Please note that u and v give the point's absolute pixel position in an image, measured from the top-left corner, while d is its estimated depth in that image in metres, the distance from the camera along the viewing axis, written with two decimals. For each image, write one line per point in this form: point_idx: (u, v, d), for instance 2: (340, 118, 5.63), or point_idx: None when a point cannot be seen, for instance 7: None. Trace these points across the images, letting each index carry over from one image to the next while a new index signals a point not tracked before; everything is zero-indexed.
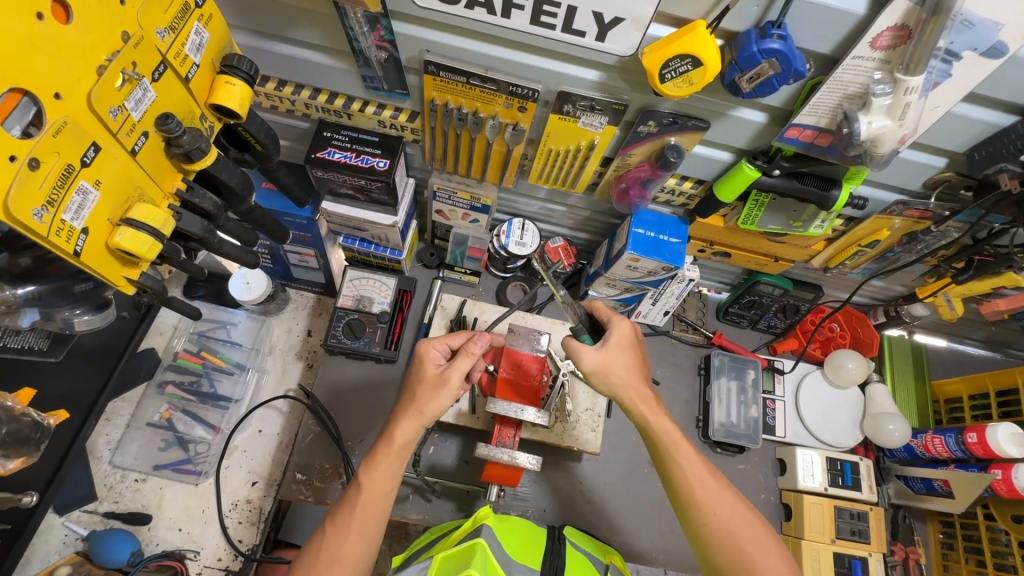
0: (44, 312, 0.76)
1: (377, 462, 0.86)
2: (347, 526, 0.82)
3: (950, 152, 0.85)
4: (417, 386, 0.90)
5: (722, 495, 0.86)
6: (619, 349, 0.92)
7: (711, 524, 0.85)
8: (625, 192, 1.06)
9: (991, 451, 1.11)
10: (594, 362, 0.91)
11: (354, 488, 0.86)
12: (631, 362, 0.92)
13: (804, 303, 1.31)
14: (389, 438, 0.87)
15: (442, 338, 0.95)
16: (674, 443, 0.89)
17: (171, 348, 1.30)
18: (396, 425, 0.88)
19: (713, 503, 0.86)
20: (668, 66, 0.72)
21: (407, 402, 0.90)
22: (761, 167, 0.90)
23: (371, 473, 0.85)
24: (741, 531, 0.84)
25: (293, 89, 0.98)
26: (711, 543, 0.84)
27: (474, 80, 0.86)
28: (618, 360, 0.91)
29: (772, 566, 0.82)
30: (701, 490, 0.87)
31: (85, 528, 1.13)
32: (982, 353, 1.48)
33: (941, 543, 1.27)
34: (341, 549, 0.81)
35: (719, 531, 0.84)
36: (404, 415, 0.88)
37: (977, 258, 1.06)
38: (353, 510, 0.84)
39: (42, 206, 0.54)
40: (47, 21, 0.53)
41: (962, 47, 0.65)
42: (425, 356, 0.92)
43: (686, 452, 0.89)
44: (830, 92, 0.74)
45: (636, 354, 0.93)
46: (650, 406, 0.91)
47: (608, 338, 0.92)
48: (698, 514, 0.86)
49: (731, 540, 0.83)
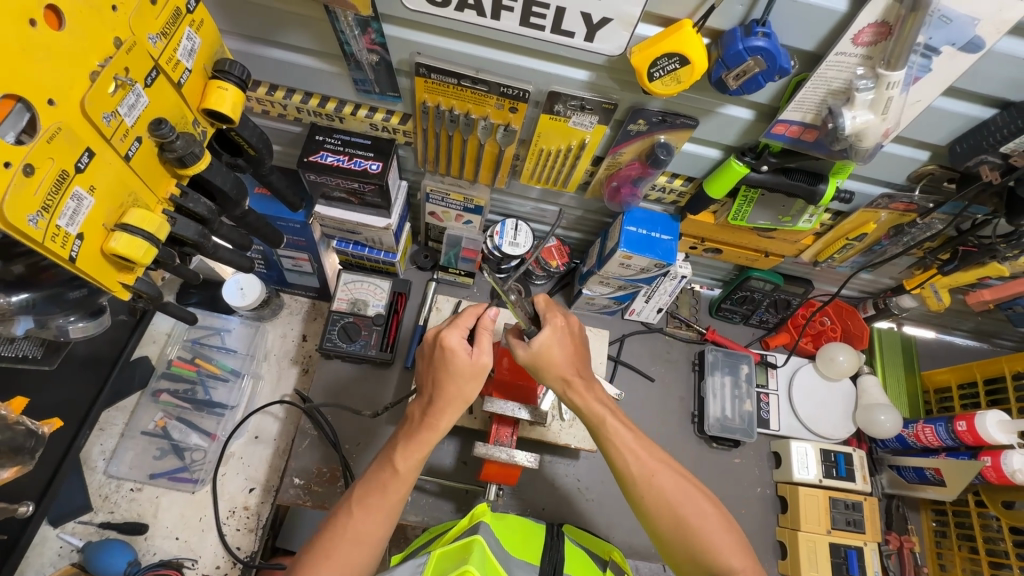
0: (38, 320, 0.76)
1: (418, 449, 0.86)
2: (377, 509, 0.83)
3: (933, 145, 0.86)
4: (453, 378, 0.86)
5: (654, 466, 0.87)
6: (553, 340, 0.90)
7: (649, 495, 0.86)
8: (617, 190, 1.08)
9: (981, 439, 1.13)
10: (526, 356, 0.90)
11: (387, 471, 0.85)
12: (565, 349, 0.91)
13: (795, 297, 1.33)
14: (432, 427, 0.87)
15: (455, 324, 0.88)
16: (607, 417, 0.91)
17: (165, 356, 1.30)
18: (439, 416, 0.87)
19: (647, 472, 0.86)
20: (656, 65, 0.73)
21: (447, 396, 0.86)
22: (750, 162, 0.92)
23: (411, 459, 0.85)
24: (678, 499, 0.85)
25: (285, 94, 0.99)
26: (653, 511, 0.85)
27: (465, 81, 0.87)
28: (548, 353, 0.90)
29: (710, 531, 0.83)
30: (636, 462, 0.87)
31: (80, 539, 1.12)
32: (969, 343, 1.50)
33: (934, 530, 1.29)
34: (370, 531, 0.81)
35: (658, 500, 0.85)
36: (446, 406, 0.87)
37: (962, 249, 1.08)
38: (386, 492, 0.84)
39: (37, 211, 0.54)
40: (40, 29, 0.53)
41: (941, 42, 0.67)
42: (454, 347, 0.85)
43: (617, 427, 0.90)
44: (814, 87, 0.75)
45: (572, 342, 0.93)
46: (580, 387, 0.92)
47: (544, 332, 0.89)
48: (638, 487, 0.86)
49: (670, 510, 0.84)
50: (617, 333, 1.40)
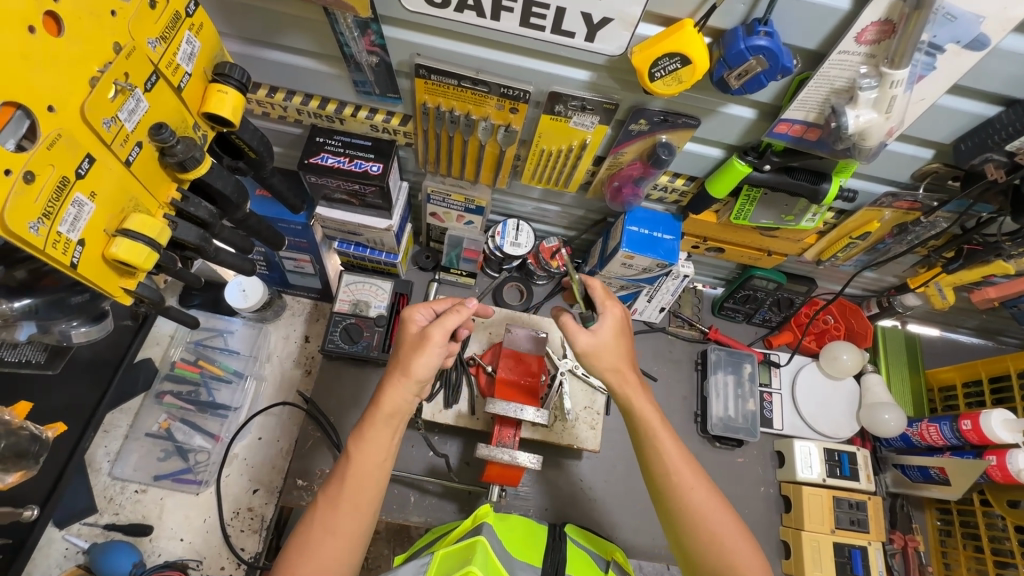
0: (41, 326, 0.76)
1: (367, 431, 0.85)
2: (338, 497, 0.81)
3: (937, 143, 0.86)
4: (405, 351, 0.89)
5: (693, 480, 0.85)
6: (615, 332, 0.92)
7: (683, 506, 0.83)
8: (618, 190, 1.07)
9: (985, 438, 1.12)
10: (588, 345, 0.90)
11: (343, 460, 0.85)
12: (623, 342, 0.93)
13: (798, 296, 1.32)
14: (377, 406, 0.86)
15: (426, 304, 0.96)
16: (654, 424, 0.89)
17: (169, 357, 1.30)
18: (384, 389, 0.87)
19: (686, 486, 0.84)
20: (657, 65, 0.72)
21: (394, 367, 0.89)
22: (752, 162, 0.91)
23: (361, 441, 0.84)
24: (713, 516, 0.82)
25: (285, 96, 0.99)
26: (683, 524, 0.83)
27: (465, 82, 0.86)
28: (607, 345, 0.91)
29: (741, 554, 0.79)
30: (676, 473, 0.85)
31: (86, 541, 1.13)
32: (974, 341, 1.49)
33: (939, 529, 1.28)
34: (336, 521, 0.80)
35: (692, 513, 0.83)
36: (390, 383, 0.87)
37: (967, 247, 1.07)
38: (344, 480, 0.82)
39: (38, 218, 0.54)
40: (39, 35, 0.53)
41: (946, 40, 0.66)
42: (409, 319, 0.92)
43: (662, 435, 0.88)
44: (817, 87, 0.75)
45: (628, 335, 0.95)
46: (634, 388, 0.91)
47: (606, 321, 0.92)
48: (673, 497, 0.85)
49: (702, 526, 0.82)
50: None
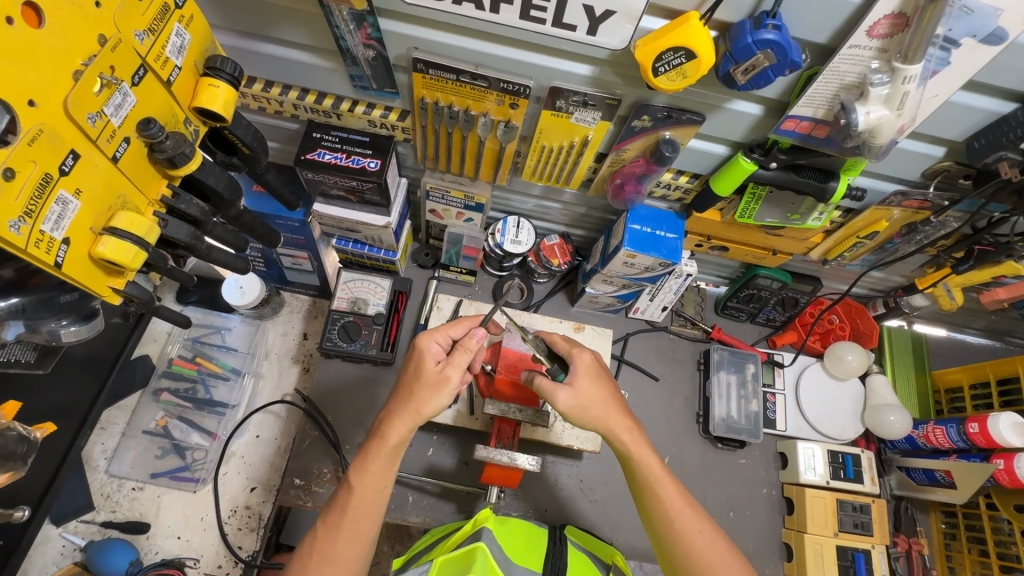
0: (31, 324, 0.75)
1: (369, 462, 0.83)
2: (339, 528, 0.80)
3: (949, 141, 0.83)
4: (415, 386, 0.86)
5: (699, 525, 0.83)
6: (591, 381, 0.90)
7: (688, 553, 0.82)
8: (621, 187, 1.05)
9: (993, 441, 1.10)
10: (569, 401, 0.88)
11: (345, 489, 0.83)
12: (604, 388, 0.90)
13: (803, 295, 1.30)
14: (382, 437, 0.84)
15: (442, 330, 0.91)
16: (655, 470, 0.87)
17: (166, 354, 1.29)
18: (389, 425, 0.84)
19: (693, 530, 0.83)
20: (662, 59, 0.70)
21: (401, 400, 0.86)
22: (758, 160, 0.89)
23: (364, 474, 0.82)
24: (720, 562, 0.80)
25: (281, 90, 0.97)
26: (688, 572, 0.81)
27: (464, 77, 0.84)
28: (591, 396, 0.89)
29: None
30: (680, 518, 0.84)
31: (83, 539, 1.12)
32: (982, 342, 1.47)
33: (944, 533, 1.27)
34: (335, 551, 0.79)
35: (697, 559, 0.81)
36: (399, 415, 0.84)
37: (977, 247, 1.04)
38: (346, 512, 0.81)
39: (18, 217, 0.52)
40: (18, 26, 0.51)
41: (961, 34, 0.64)
42: (426, 350, 0.88)
43: (663, 480, 0.86)
44: (826, 82, 0.72)
45: (606, 378, 0.92)
46: (633, 435, 0.89)
47: (580, 371, 0.90)
48: (676, 544, 0.83)
49: (708, 571, 0.80)
50: (621, 331, 1.38)
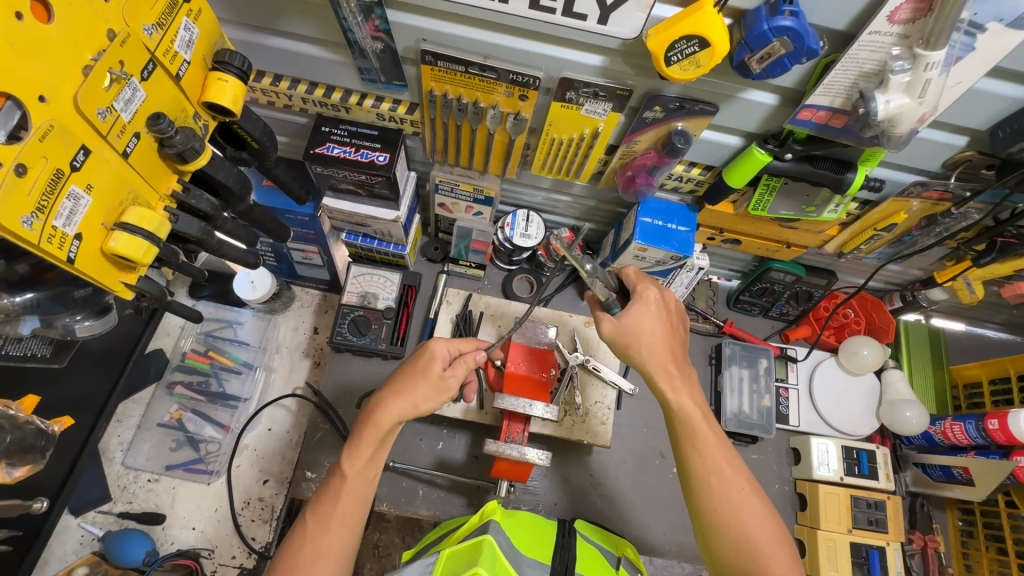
0: (45, 319, 0.76)
1: (361, 451, 0.82)
2: (329, 519, 0.80)
3: (971, 130, 0.81)
4: (416, 377, 0.86)
5: (738, 482, 0.81)
6: (645, 313, 0.89)
7: (719, 508, 0.80)
8: (632, 180, 1.03)
9: (1013, 438, 1.07)
10: (612, 331, 0.89)
11: (337, 477, 0.83)
12: (658, 325, 0.88)
13: (817, 289, 1.28)
14: (375, 420, 0.83)
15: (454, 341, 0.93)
16: (696, 420, 0.85)
17: (179, 348, 1.30)
18: (383, 409, 0.83)
19: (728, 486, 0.81)
20: (674, 49, 0.69)
21: (394, 390, 0.85)
22: (772, 151, 0.87)
23: (357, 462, 0.82)
24: (751, 523, 0.79)
25: (289, 84, 0.96)
26: (714, 527, 0.80)
27: (473, 68, 0.83)
28: (637, 330, 0.88)
29: (776, 558, 0.77)
30: (717, 473, 0.81)
31: (101, 529, 1.14)
32: (1002, 336, 1.44)
33: (960, 530, 1.25)
34: (324, 542, 0.78)
35: (726, 516, 0.79)
36: (391, 399, 0.84)
37: (999, 240, 1.02)
38: (338, 500, 0.81)
39: (31, 212, 0.53)
40: (27, 22, 0.51)
41: (987, 17, 0.62)
42: (436, 354, 0.89)
43: (703, 429, 0.84)
44: (844, 70, 0.70)
45: (668, 319, 0.90)
46: (673, 382, 0.86)
47: (635, 303, 0.89)
48: (705, 497, 0.81)
49: (737, 528, 0.79)
50: None
